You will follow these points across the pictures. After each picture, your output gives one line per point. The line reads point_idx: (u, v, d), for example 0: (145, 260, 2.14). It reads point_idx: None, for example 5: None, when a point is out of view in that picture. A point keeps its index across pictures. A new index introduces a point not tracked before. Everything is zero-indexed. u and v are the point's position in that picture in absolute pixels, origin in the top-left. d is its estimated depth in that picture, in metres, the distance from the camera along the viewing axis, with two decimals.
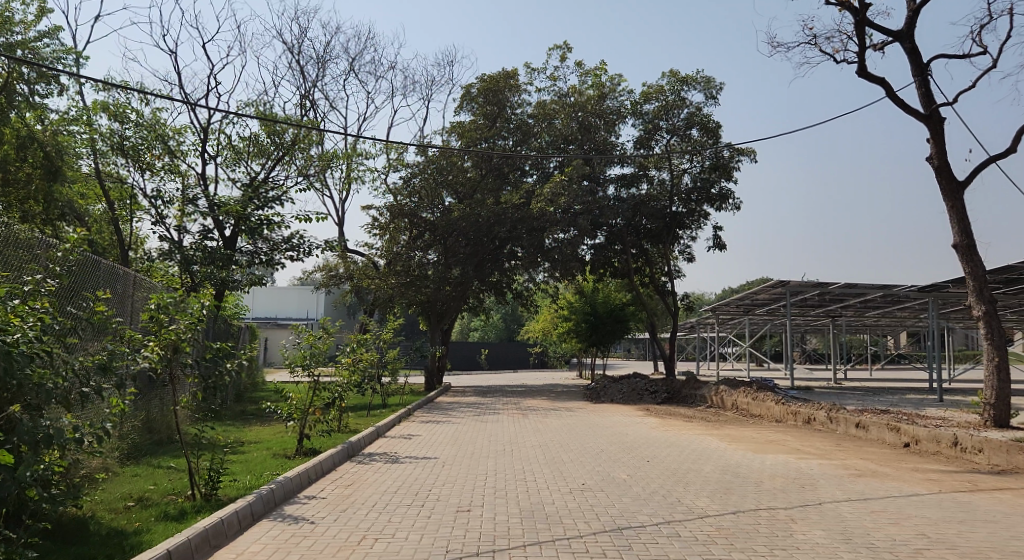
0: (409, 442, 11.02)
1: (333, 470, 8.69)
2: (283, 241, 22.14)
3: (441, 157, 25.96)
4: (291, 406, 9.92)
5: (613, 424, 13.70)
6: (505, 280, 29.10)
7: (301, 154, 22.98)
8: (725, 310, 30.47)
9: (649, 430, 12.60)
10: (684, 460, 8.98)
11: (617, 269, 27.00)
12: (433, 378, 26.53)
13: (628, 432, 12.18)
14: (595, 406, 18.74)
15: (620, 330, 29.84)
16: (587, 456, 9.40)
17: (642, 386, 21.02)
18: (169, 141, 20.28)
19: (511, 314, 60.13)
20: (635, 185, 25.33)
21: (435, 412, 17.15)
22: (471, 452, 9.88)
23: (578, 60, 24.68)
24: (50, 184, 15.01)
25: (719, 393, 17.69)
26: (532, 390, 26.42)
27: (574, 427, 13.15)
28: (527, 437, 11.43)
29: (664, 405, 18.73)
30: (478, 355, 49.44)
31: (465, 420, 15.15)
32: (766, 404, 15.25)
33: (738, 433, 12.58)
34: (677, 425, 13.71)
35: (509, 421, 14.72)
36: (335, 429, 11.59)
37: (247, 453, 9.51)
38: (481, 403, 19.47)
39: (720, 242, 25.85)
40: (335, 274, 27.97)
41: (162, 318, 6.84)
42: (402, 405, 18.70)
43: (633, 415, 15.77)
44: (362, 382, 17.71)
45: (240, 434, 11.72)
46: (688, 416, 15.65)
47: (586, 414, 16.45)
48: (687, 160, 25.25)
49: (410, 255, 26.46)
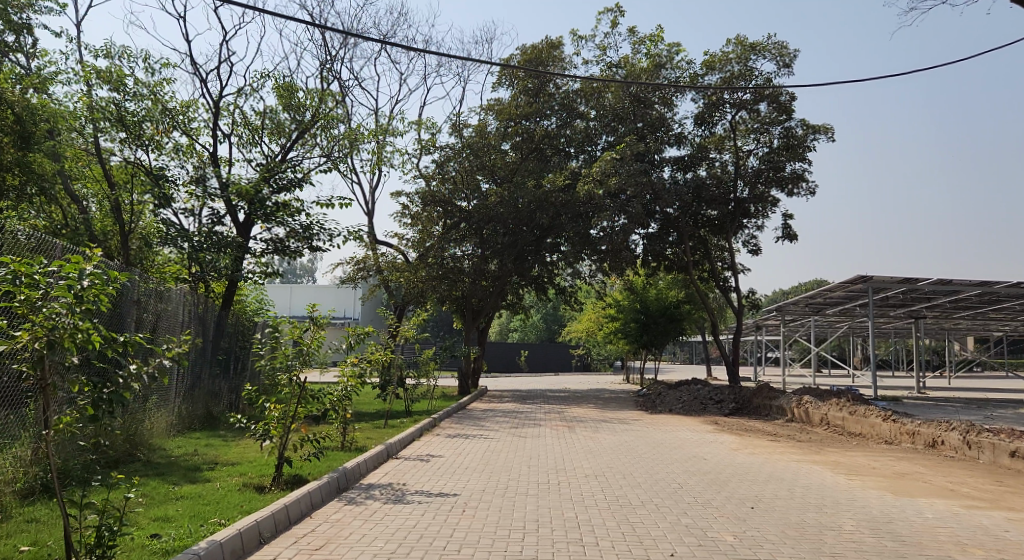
0: (426, 467, 8.61)
1: (305, 517, 6.22)
2: (301, 228, 19.77)
3: (476, 141, 23.68)
4: (268, 419, 7.47)
5: (682, 443, 11.13)
6: (546, 275, 26.86)
7: (325, 132, 20.66)
8: (791, 310, 27.48)
9: (733, 454, 9.97)
10: (803, 506, 6.43)
11: (672, 260, 24.14)
12: (468, 380, 24.21)
13: (708, 456, 9.59)
14: (653, 418, 16.13)
15: (675, 329, 27.12)
16: (664, 497, 6.86)
17: (706, 394, 18.32)
18: (178, 116, 18.40)
19: (553, 314, 57.81)
20: (693, 168, 22.35)
21: (466, 422, 14.80)
22: (505, 485, 7.39)
23: (630, 27, 22.06)
24: (23, 152, 13.53)
25: (803, 404, 14.95)
26: (577, 396, 23.92)
27: (637, 447, 10.58)
28: (579, 461, 8.94)
29: (734, 417, 16.07)
30: (518, 356, 47.20)
31: (501, 434, 12.74)
32: (869, 420, 12.49)
33: (848, 458, 9.91)
34: (765, 446, 11.05)
35: (553, 437, 12.30)
36: (333, 447, 9.30)
37: (208, 485, 7.22)
38: (519, 412, 17.02)
39: (791, 233, 22.86)
40: (362, 266, 25.74)
41: (31, 296, 4.23)
42: (427, 413, 16.30)
43: (702, 431, 13.14)
44: (382, 387, 15.29)
45: (220, 453, 9.40)
46: (771, 433, 12.97)
47: (646, 427, 13.86)
48: (754, 139, 22.34)
49: (445, 247, 24.16)
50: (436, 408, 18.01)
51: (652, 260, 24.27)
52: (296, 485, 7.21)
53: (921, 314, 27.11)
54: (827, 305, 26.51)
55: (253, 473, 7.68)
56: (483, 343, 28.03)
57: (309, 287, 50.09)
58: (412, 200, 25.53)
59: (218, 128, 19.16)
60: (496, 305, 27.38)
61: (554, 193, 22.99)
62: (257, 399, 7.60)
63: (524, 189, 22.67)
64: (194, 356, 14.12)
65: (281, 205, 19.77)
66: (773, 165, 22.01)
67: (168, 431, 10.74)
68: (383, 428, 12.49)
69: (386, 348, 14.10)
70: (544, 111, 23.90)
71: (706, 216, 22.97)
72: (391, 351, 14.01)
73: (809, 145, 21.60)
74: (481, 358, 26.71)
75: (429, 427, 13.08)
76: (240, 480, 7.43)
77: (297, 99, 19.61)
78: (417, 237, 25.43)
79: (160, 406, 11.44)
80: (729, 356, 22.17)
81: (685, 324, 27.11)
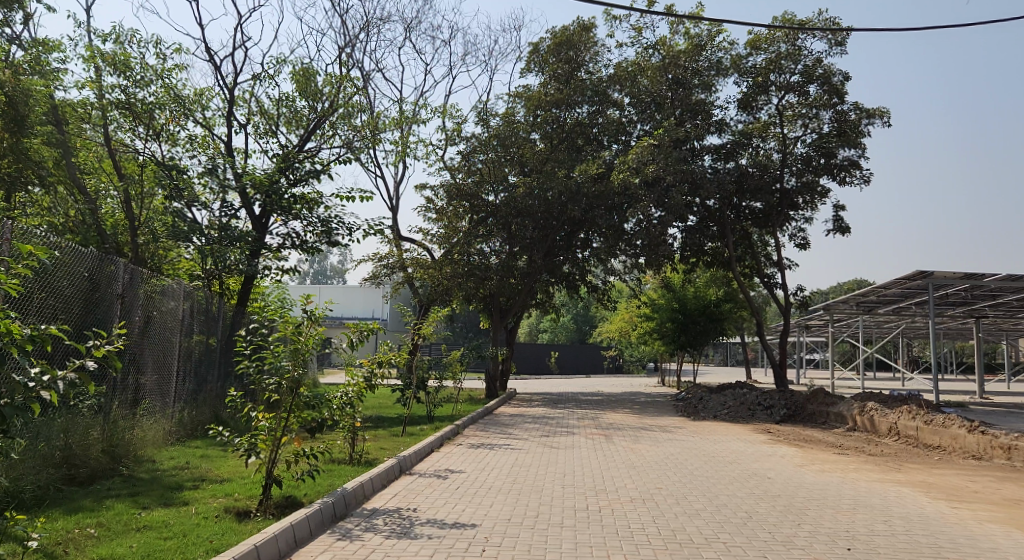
0: (444, 488, 7.38)
1: (288, 552, 4.98)
2: (319, 221, 18.72)
3: (504, 131, 22.47)
4: (256, 431, 6.28)
5: (738, 457, 9.80)
6: (577, 272, 25.59)
7: (347, 122, 19.59)
8: (840, 309, 25.85)
9: (801, 471, 8.63)
10: (913, 550, 5.13)
11: (713, 256, 22.68)
12: (496, 383, 22.98)
13: (772, 475, 8.26)
14: (697, 425, 14.78)
15: (715, 330, 25.60)
16: (735, 532, 5.56)
17: (753, 399, 16.90)
18: (191, 105, 17.43)
19: (584, 314, 56.41)
20: (735, 158, 20.84)
21: (493, 429, 13.59)
22: (538, 513, 6.12)
23: (668, 6, 20.67)
24: (14, 136, 12.69)
25: (867, 412, 13.50)
26: (612, 400, 22.59)
27: (686, 462, 9.29)
28: (622, 480, 7.67)
29: (788, 425, 14.66)
30: (548, 358, 45.97)
31: (530, 441, 11.51)
32: (951, 432, 11.04)
33: (937, 478, 8.53)
34: (833, 460, 9.68)
35: (589, 447, 11.04)
36: (337, 464, 8.11)
37: (183, 509, 6.03)
38: (551, 418, 15.77)
39: (843, 227, 21.31)
40: (386, 263, 24.69)
41: None
42: (451, 418, 15.14)
43: (755, 441, 11.76)
44: (402, 390, 14.13)
45: (213, 466, 8.28)
46: (836, 444, 11.59)
47: (691, 436, 12.54)
48: (802, 125, 20.81)
49: (471, 242, 23.01)
50: (462, 413, 16.86)
51: (691, 255, 22.84)
52: (286, 513, 6.03)
53: (982, 313, 25.31)
54: (879, 303, 24.85)
55: (240, 495, 6.52)
56: (511, 344, 26.79)
57: (339, 288, 49.53)
58: (437, 193, 24.40)
59: (232, 117, 18.18)
60: (526, 303, 26.14)
61: (587, 184, 21.68)
62: (242, 407, 6.41)
63: (555, 179, 21.38)
64: (200, 358, 13.08)
65: (299, 198, 18.64)
66: (824, 151, 20.43)
67: (161, 440, 9.67)
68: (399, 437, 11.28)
69: (402, 344, 12.83)
70: (575, 99, 22.59)
71: (750, 209, 21.49)
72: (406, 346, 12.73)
73: (863, 130, 20.02)
74: (509, 360, 25.50)
75: (450, 436, 11.80)
76: (221, 504, 6.27)
77: (314, 85, 18.52)
78: (442, 233, 24.31)
79: (158, 412, 10.40)
80: (776, 358, 20.65)
81: (726, 324, 25.61)
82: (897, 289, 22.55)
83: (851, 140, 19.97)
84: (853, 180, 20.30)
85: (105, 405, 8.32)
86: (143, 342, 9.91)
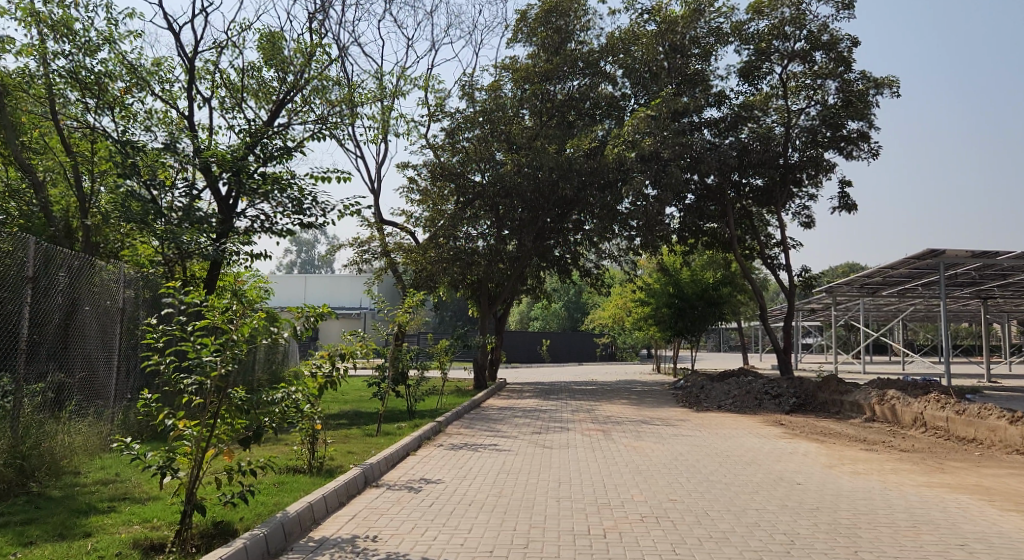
0: (415, 505, 6.14)
1: None
2: (291, 201, 17.30)
3: (491, 107, 21.18)
4: (177, 445, 4.98)
5: (756, 457, 8.57)
6: (569, 256, 24.36)
7: (322, 96, 18.25)
8: (843, 291, 24.76)
9: (834, 474, 7.41)
10: None
11: (712, 237, 21.45)
12: (484, 374, 21.77)
13: (801, 480, 7.04)
14: (701, 417, 13.60)
15: (714, 315, 24.40)
16: None
17: (760, 387, 15.73)
18: (148, 75, 15.96)
19: (576, 301, 55.24)
20: (737, 130, 19.47)
21: (480, 425, 12.33)
22: (528, 543, 4.88)
23: None
24: None
25: (888, 402, 12.32)
26: (607, 390, 21.39)
27: (698, 464, 8.06)
28: (628, 491, 6.43)
29: (800, 417, 13.49)
30: (540, 346, 44.83)
31: (518, 440, 10.27)
32: (987, 422, 9.84)
33: (991, 479, 7.34)
34: (864, 459, 8.50)
35: (587, 445, 9.82)
36: (292, 479, 6.82)
37: (80, 544, 4.74)
38: (543, 411, 14.55)
39: (849, 204, 20.15)
40: (367, 248, 23.35)
41: None
42: (434, 413, 13.87)
43: (770, 436, 10.57)
44: (377, 383, 12.82)
45: (143, 480, 6.96)
46: (860, 439, 10.39)
47: (697, 431, 11.33)
48: (806, 96, 19.61)
49: (457, 224, 21.70)
50: (446, 407, 15.62)
51: (689, 236, 21.62)
52: (213, 547, 4.77)
53: (989, 293, 24.32)
54: (883, 285, 23.77)
55: (159, 521, 5.24)
56: (500, 332, 25.54)
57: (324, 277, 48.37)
58: (420, 173, 23.05)
59: (194, 89, 16.75)
60: (515, 289, 24.88)
61: (579, 161, 20.38)
62: (158, 414, 5.08)
63: (544, 155, 20.07)
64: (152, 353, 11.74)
65: (269, 178, 17.10)
66: (831, 122, 19.15)
67: (95, 446, 8.36)
68: (366, 438, 9.93)
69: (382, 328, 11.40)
70: (565, 70, 21.34)
71: (751, 185, 20.26)
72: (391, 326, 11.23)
73: (871, 100, 18.82)
74: (498, 349, 24.27)
75: (428, 435, 10.49)
76: (130, 535, 4.97)
77: (282, 54, 17.14)
78: (426, 216, 22.98)
79: (96, 414, 9.07)
80: (780, 343, 19.50)
81: (726, 309, 24.43)
82: (904, 268, 21.43)
83: (860, 110, 18.77)
84: (860, 153, 19.15)
85: (13, 408, 6.96)
86: (70, 334, 8.57)
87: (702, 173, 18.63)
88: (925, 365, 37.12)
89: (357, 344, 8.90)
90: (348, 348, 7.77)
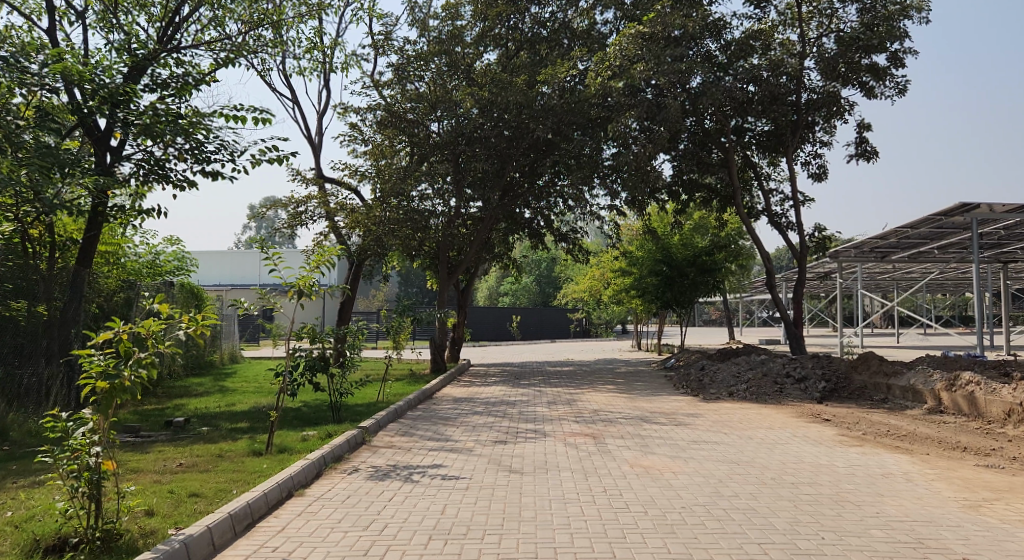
0: None
1: None
2: (192, 144, 13.75)
3: (447, 39, 18.01)
4: None
5: (841, 486, 5.51)
6: (541, 217, 21.17)
7: (233, 15, 14.79)
8: (850, 257, 21.98)
9: (1001, 529, 4.36)
10: None
11: (708, 192, 18.28)
12: (441, 355, 18.58)
13: (963, 551, 3.98)
14: (714, 409, 10.58)
15: (706, 284, 21.36)
16: None
17: (779, 367, 12.73)
18: None
19: (547, 275, 52.16)
20: (746, 59, 16.10)
21: (427, 426, 9.14)
22: None
23: None
24: None
25: (964, 388, 9.34)
26: (588, 371, 18.36)
27: (761, 506, 4.98)
28: None
29: (840, 407, 10.54)
30: (509, 322, 41.81)
31: (475, 456, 7.11)
32: None
33: None
34: (1004, 486, 5.53)
35: (575, 463, 6.72)
36: None
37: None
38: (512, 403, 11.46)
39: (868, 152, 17.25)
40: (304, 209, 19.96)
41: None
42: (370, 410, 10.65)
43: (827, 442, 7.56)
44: (286, 371, 9.53)
45: None
46: (954, 443, 7.42)
47: (721, 432, 8.28)
48: (819, 25, 16.50)
49: (408, 179, 18.38)
50: (390, 399, 12.48)
51: (681, 190, 18.57)
52: None
53: (1012, 256, 21.66)
54: (896, 247, 21.01)
55: None
56: (462, 306, 22.35)
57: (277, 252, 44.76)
58: (365, 120, 19.57)
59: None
60: (478, 257, 21.72)
61: (555, 100, 17.13)
62: None
63: (511, 90, 16.84)
64: None
65: (166, 112, 13.64)
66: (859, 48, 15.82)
67: None
68: (246, 463, 6.64)
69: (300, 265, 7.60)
70: None
71: (755, 130, 17.27)
72: (320, 256, 7.44)
73: (900, 27, 15.51)
74: (459, 325, 21.11)
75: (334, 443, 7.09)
76: None
77: None
78: (373, 171, 19.64)
79: None
80: (789, 315, 16.57)
81: (719, 277, 21.42)
82: (925, 227, 18.66)
83: (886, 37, 15.50)
84: (885, 90, 16.16)
85: None
86: None
87: (702, 109, 15.39)
88: (919, 338, 34.77)
89: (179, 314, 5.46)
90: (148, 324, 4.34)
